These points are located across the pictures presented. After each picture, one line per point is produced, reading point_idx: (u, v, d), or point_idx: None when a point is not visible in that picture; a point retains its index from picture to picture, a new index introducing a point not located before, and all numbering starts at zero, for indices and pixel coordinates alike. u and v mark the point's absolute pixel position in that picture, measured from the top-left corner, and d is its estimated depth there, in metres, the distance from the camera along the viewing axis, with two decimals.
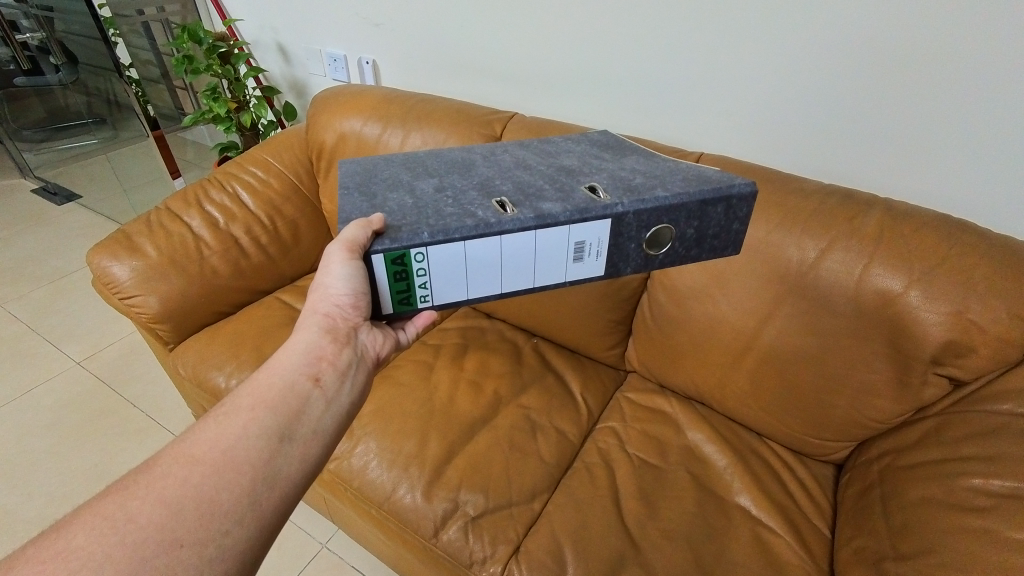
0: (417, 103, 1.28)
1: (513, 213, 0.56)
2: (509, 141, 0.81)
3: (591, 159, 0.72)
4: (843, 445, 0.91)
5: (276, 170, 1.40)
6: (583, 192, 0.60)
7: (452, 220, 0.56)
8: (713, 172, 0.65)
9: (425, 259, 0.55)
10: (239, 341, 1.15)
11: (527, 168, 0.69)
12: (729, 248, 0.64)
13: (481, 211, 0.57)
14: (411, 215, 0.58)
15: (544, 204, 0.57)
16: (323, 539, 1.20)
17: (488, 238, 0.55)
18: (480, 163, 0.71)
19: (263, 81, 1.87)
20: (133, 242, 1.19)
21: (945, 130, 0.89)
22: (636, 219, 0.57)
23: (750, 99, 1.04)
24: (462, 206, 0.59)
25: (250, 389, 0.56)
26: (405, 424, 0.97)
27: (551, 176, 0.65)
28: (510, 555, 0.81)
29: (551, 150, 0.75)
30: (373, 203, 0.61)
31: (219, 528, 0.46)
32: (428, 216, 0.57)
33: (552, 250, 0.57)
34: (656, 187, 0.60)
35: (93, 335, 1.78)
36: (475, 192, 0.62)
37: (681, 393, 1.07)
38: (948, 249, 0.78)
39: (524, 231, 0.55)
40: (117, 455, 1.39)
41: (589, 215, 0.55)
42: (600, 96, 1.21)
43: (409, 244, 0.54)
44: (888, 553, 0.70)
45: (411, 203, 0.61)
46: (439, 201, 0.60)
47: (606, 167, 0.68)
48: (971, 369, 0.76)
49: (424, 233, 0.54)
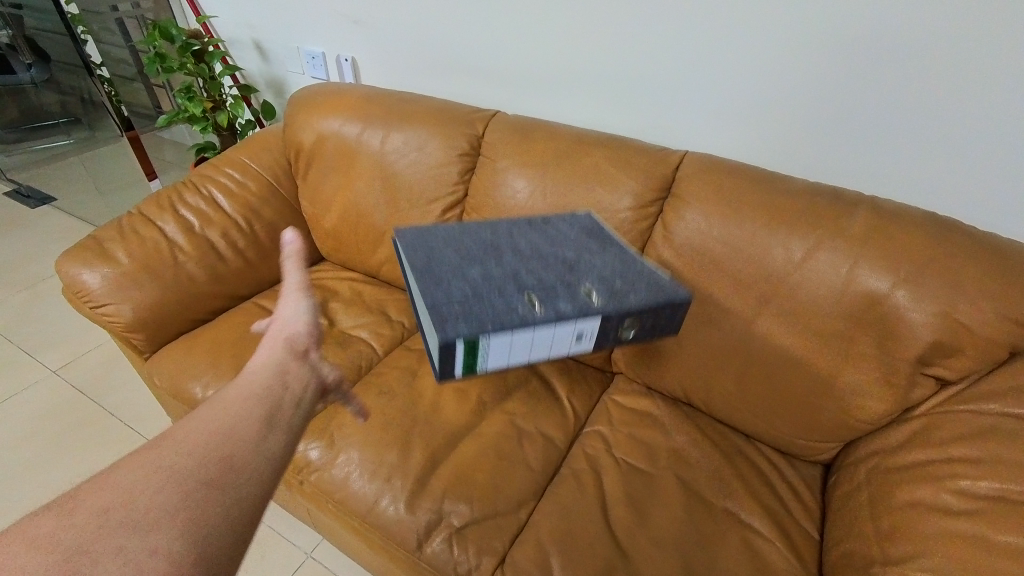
0: (398, 103, 1.25)
1: (542, 310, 0.76)
2: (515, 221, 0.97)
3: (585, 250, 0.90)
4: (831, 446, 0.90)
5: (254, 172, 1.36)
6: (582, 295, 0.80)
7: (504, 318, 0.74)
8: (659, 273, 0.88)
9: (487, 342, 0.73)
10: (217, 350, 1.12)
11: (540, 260, 0.87)
12: (671, 331, 0.88)
13: (519, 311, 0.75)
14: (466, 313, 0.74)
15: (561, 299, 0.78)
16: (308, 549, 1.18)
17: (526, 330, 0.74)
18: (504, 250, 0.89)
19: (240, 78, 1.82)
20: (104, 249, 1.15)
21: (931, 127, 0.88)
22: (618, 318, 0.78)
23: (735, 96, 1.02)
24: (506, 299, 0.77)
25: (214, 394, 0.47)
26: (388, 433, 0.95)
27: (558, 269, 0.85)
28: (496, 567, 0.80)
29: (552, 236, 0.93)
30: (437, 288, 0.78)
31: (160, 539, 0.35)
32: (482, 311, 0.75)
33: (563, 342, 0.78)
34: (632, 291, 0.82)
35: (69, 343, 1.73)
36: (508, 287, 0.80)
37: (668, 395, 1.06)
38: (935, 249, 0.78)
39: (550, 326, 0.75)
40: (94, 467, 1.35)
41: (590, 313, 0.76)
42: (584, 93, 1.19)
43: (477, 334, 0.72)
44: (876, 557, 0.69)
45: (463, 297, 0.77)
46: (485, 296, 0.77)
47: (595, 265, 0.87)
48: (959, 369, 0.76)
49: (484, 329, 0.72)
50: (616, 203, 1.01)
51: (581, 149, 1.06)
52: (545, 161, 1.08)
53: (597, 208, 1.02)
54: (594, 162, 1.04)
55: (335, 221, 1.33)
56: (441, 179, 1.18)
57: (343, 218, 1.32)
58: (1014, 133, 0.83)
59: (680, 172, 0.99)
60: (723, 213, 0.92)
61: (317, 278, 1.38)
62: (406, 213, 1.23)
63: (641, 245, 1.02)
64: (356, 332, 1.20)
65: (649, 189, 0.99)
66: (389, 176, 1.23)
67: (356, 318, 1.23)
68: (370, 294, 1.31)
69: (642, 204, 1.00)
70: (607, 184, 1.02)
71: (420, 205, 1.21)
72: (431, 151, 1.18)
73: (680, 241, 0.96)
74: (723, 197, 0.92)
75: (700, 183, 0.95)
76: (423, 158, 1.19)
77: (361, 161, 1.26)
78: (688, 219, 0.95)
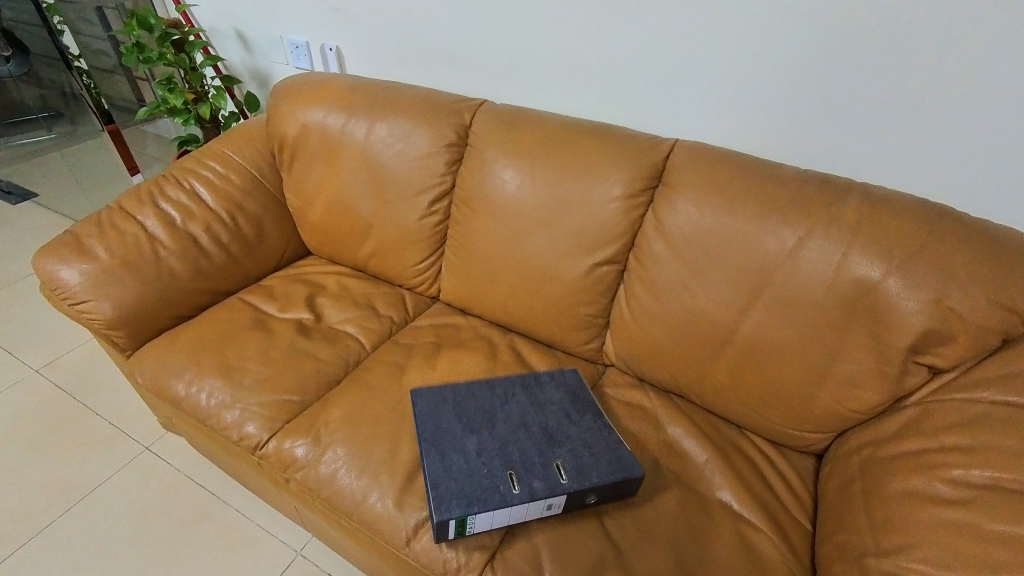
0: (382, 92, 1.22)
1: (517, 489, 0.76)
2: (510, 379, 0.97)
3: (564, 418, 0.89)
4: (824, 436, 0.89)
5: (237, 165, 1.33)
6: (551, 470, 0.80)
7: (487, 496, 0.75)
8: (623, 442, 0.86)
9: (475, 519, 0.74)
10: (200, 346, 1.10)
11: (524, 429, 0.87)
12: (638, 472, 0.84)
13: (498, 487, 0.77)
14: (461, 490, 0.76)
15: (535, 475, 0.79)
16: (297, 547, 1.16)
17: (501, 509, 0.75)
18: (497, 415, 0.89)
19: (223, 69, 1.78)
20: (82, 244, 1.12)
21: (922, 112, 0.87)
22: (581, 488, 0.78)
23: (725, 83, 1.01)
24: (492, 476, 0.78)
25: None
26: (376, 430, 0.93)
27: (537, 438, 0.85)
28: (486, 562, 0.78)
29: (542, 395, 0.93)
30: (436, 469, 0.80)
31: None
32: (464, 490, 0.76)
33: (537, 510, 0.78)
34: (598, 464, 0.81)
35: (51, 343, 1.69)
36: (494, 468, 0.80)
37: (659, 387, 1.05)
38: (927, 236, 0.77)
39: (525, 505, 0.75)
40: (78, 466, 1.31)
41: (558, 492, 0.77)
42: (572, 81, 1.17)
43: (467, 512, 0.73)
44: (870, 548, 0.68)
45: (461, 473, 0.78)
46: (470, 480, 0.78)
47: (569, 437, 0.86)
48: (951, 357, 0.75)
49: (457, 510, 0.73)
50: (605, 192, 0.99)
51: (569, 138, 1.04)
52: (533, 150, 1.06)
53: (586, 198, 1.01)
54: (583, 151, 1.02)
55: (321, 214, 1.31)
56: (427, 170, 1.16)
57: (328, 211, 1.29)
58: (1006, 117, 0.81)
59: (671, 160, 0.97)
60: (713, 201, 0.90)
61: (303, 272, 1.36)
62: (392, 206, 1.21)
63: (631, 236, 1.00)
64: (342, 327, 1.18)
65: (638, 178, 0.98)
66: (374, 167, 1.20)
67: (343, 313, 1.21)
68: (357, 289, 1.29)
69: (632, 192, 0.98)
70: (596, 173, 1.00)
71: (407, 197, 1.19)
72: (417, 142, 1.16)
73: (670, 231, 0.94)
74: (713, 185, 0.91)
75: (690, 171, 0.94)
76: (408, 148, 1.17)
77: (345, 153, 1.23)
78: (678, 208, 0.94)
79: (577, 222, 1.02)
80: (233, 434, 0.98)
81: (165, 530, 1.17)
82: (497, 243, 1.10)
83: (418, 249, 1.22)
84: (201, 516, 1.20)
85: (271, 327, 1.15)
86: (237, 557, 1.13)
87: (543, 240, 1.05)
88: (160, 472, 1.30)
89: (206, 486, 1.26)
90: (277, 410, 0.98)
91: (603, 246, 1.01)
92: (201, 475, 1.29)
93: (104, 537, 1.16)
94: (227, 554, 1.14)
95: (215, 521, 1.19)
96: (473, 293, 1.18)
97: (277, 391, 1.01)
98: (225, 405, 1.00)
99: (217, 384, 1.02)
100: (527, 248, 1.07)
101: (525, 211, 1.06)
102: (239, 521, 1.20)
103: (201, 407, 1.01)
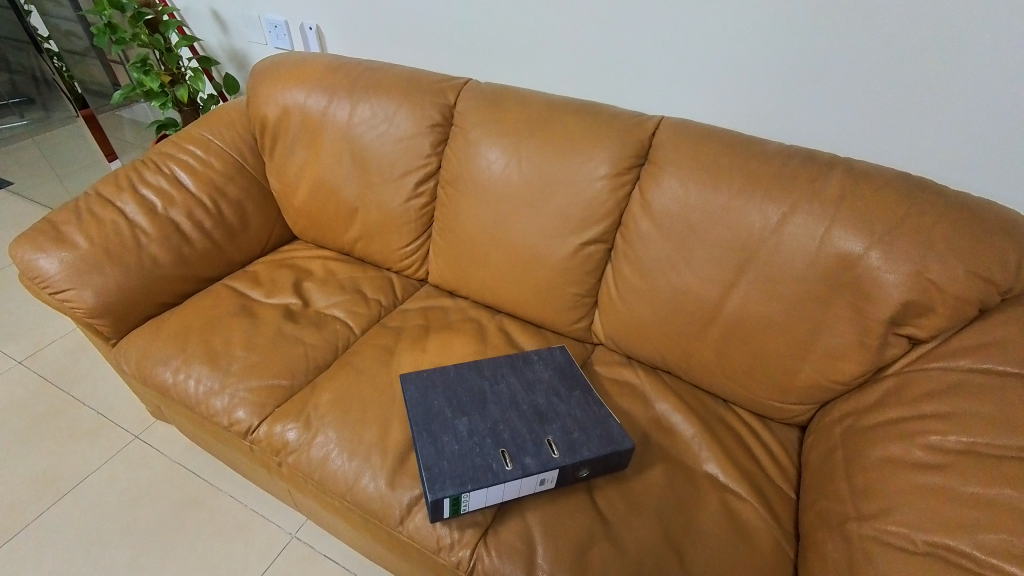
0: (364, 72, 1.20)
1: (510, 466, 0.77)
2: (498, 360, 0.97)
3: (554, 395, 0.90)
4: (807, 408, 0.91)
5: (217, 149, 1.30)
6: (543, 449, 0.80)
7: (480, 474, 0.76)
8: (612, 416, 0.87)
9: (470, 497, 0.75)
10: (186, 333, 1.09)
11: (515, 409, 0.87)
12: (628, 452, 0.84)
13: (491, 465, 0.78)
14: (454, 468, 0.77)
15: (527, 451, 0.80)
16: (291, 530, 1.17)
17: (494, 485, 0.76)
18: (488, 396, 0.90)
19: (199, 50, 1.74)
20: (60, 232, 1.10)
21: (903, 86, 0.87)
22: (572, 466, 0.79)
23: (709, 58, 1.00)
24: (485, 455, 0.79)
25: None
26: (366, 412, 0.94)
27: (527, 417, 0.86)
28: (479, 538, 0.79)
29: (530, 378, 0.94)
30: (430, 447, 0.80)
31: None
32: (457, 468, 0.77)
33: (527, 488, 0.79)
34: (588, 439, 0.82)
35: (33, 334, 1.66)
36: (487, 445, 0.81)
37: (647, 364, 1.06)
38: (908, 210, 0.78)
39: (518, 481, 0.77)
40: (66, 457, 1.30)
41: (550, 467, 0.78)
42: (557, 58, 1.15)
43: (461, 490, 0.74)
44: (851, 514, 0.70)
45: (453, 454, 0.79)
46: (463, 456, 0.79)
47: (561, 417, 0.86)
48: (929, 327, 0.77)
49: (450, 488, 0.74)
50: (591, 170, 0.99)
51: (554, 117, 1.03)
52: (518, 130, 1.05)
53: (572, 177, 1.00)
54: (569, 130, 1.01)
55: (305, 198, 1.29)
56: (412, 152, 1.15)
57: (312, 195, 1.28)
58: (986, 90, 0.82)
59: (657, 138, 0.97)
60: (698, 178, 0.90)
61: (289, 257, 1.34)
62: (377, 188, 1.20)
63: (617, 214, 1.00)
64: (330, 311, 1.17)
65: (624, 156, 0.97)
66: (358, 149, 1.19)
67: (330, 297, 1.21)
68: (344, 273, 1.28)
69: (618, 170, 0.98)
70: (581, 151, 0.99)
71: (392, 179, 1.18)
72: (401, 123, 1.14)
73: (656, 209, 0.95)
74: (698, 163, 0.91)
75: (676, 149, 0.94)
76: (392, 129, 1.15)
77: (328, 135, 1.21)
78: (664, 185, 0.94)
79: (564, 202, 1.01)
80: (223, 420, 0.97)
81: (159, 518, 1.17)
82: (483, 224, 1.10)
83: (404, 232, 1.22)
84: (193, 503, 1.20)
85: (257, 313, 1.14)
86: (232, 542, 1.14)
87: (530, 220, 1.05)
88: (152, 461, 1.29)
89: (198, 474, 1.26)
90: (267, 395, 0.98)
91: (590, 225, 1.01)
92: (193, 463, 1.29)
93: (97, 527, 1.16)
94: (222, 539, 1.14)
95: (208, 507, 1.20)
96: (460, 274, 1.18)
97: (266, 377, 1.00)
98: (214, 392, 0.99)
99: (205, 371, 1.02)
100: (514, 229, 1.07)
101: (512, 191, 1.06)
102: (233, 507, 1.20)
103: (190, 395, 1.01)
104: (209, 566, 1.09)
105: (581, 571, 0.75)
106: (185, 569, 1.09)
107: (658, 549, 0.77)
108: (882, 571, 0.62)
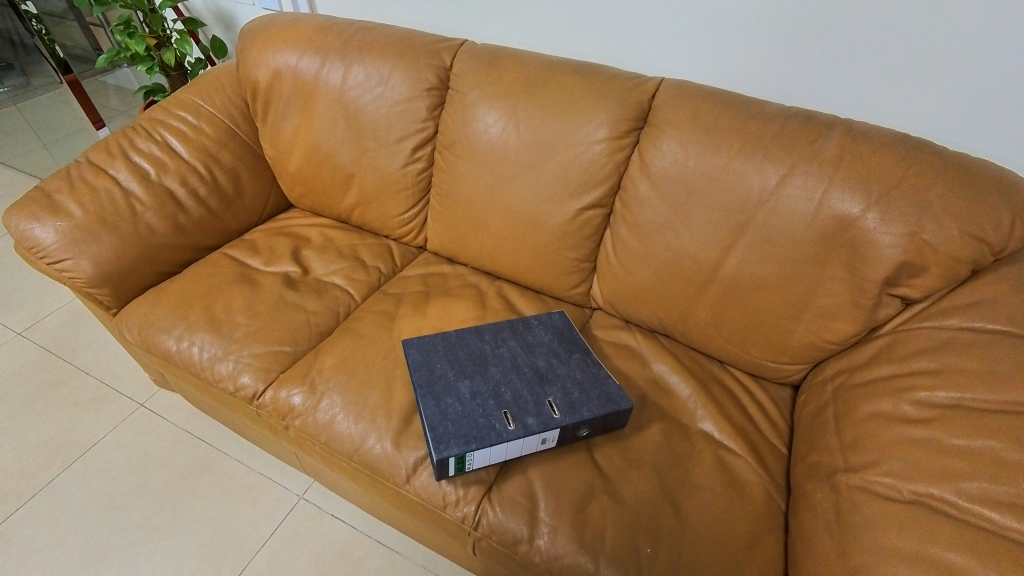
0: (357, 32, 1.17)
1: (513, 426, 0.79)
2: (498, 324, 0.99)
3: (554, 357, 0.92)
4: (800, 368, 0.93)
5: (208, 114, 1.28)
6: (546, 410, 0.82)
7: (484, 433, 0.78)
8: (611, 377, 0.90)
9: (474, 455, 0.78)
10: (187, 301, 1.09)
11: (517, 371, 0.89)
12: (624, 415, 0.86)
13: (496, 424, 0.80)
14: (460, 428, 0.79)
15: (528, 412, 0.82)
16: (299, 492, 1.20)
17: (497, 444, 0.78)
18: (491, 360, 0.91)
19: (184, 11, 1.68)
20: (53, 201, 1.08)
21: (906, 43, 0.86)
22: (572, 425, 0.81)
23: (713, 15, 0.97)
24: (487, 415, 0.81)
25: None
26: (369, 375, 0.96)
27: (527, 378, 0.88)
28: (483, 495, 0.82)
29: (530, 343, 0.95)
30: (436, 407, 0.82)
31: None
32: (463, 428, 0.79)
33: (529, 446, 0.81)
34: (588, 399, 0.85)
35: (31, 305, 1.66)
36: (492, 405, 0.83)
37: (645, 327, 1.08)
38: (907, 170, 0.78)
39: (520, 440, 0.79)
40: (74, 425, 1.32)
41: (551, 427, 0.80)
42: (553, 15, 1.12)
43: (465, 449, 0.76)
44: (840, 466, 0.73)
45: (457, 414, 0.81)
46: (471, 415, 0.81)
47: (562, 378, 0.88)
48: (923, 288, 0.78)
49: (457, 445, 0.76)
50: (589, 134, 0.98)
51: (552, 78, 1.01)
52: (515, 92, 1.03)
53: (571, 140, 0.99)
54: (566, 91, 1.00)
55: (300, 164, 1.28)
56: (408, 116, 1.13)
57: (307, 162, 1.26)
58: (986, 46, 0.81)
59: (657, 100, 0.96)
60: (698, 140, 0.90)
61: (287, 225, 1.34)
62: (374, 153, 1.18)
63: (616, 178, 1.00)
64: (330, 278, 1.18)
65: (623, 118, 0.96)
66: (353, 114, 1.17)
67: (329, 265, 1.21)
68: (342, 241, 1.28)
69: (617, 134, 0.97)
70: (579, 114, 0.98)
71: (388, 145, 1.16)
72: (396, 86, 1.12)
73: (656, 172, 0.94)
74: (698, 124, 0.90)
75: (676, 110, 0.93)
76: (387, 93, 1.13)
77: (322, 99, 1.19)
78: (663, 148, 0.93)
79: (562, 165, 1.01)
80: (228, 385, 0.99)
81: (168, 481, 1.20)
82: (482, 189, 1.10)
83: (402, 198, 1.21)
84: (201, 467, 1.23)
85: (257, 281, 1.14)
86: (241, 504, 1.17)
87: (528, 185, 1.05)
88: (158, 427, 1.32)
89: (205, 439, 1.29)
90: (271, 361, 0.99)
91: (589, 189, 1.01)
92: (198, 429, 1.32)
93: (108, 492, 1.18)
94: (231, 502, 1.17)
95: (216, 471, 1.23)
96: (459, 241, 1.18)
97: (269, 343, 1.02)
98: (218, 358, 1.01)
99: (208, 338, 1.03)
100: (512, 193, 1.06)
101: (510, 156, 1.05)
102: (241, 470, 1.23)
103: (194, 362, 1.02)
104: (220, 527, 1.13)
105: (581, 522, 0.78)
106: (197, 530, 1.12)
107: (655, 502, 0.80)
108: (868, 517, 0.65)
